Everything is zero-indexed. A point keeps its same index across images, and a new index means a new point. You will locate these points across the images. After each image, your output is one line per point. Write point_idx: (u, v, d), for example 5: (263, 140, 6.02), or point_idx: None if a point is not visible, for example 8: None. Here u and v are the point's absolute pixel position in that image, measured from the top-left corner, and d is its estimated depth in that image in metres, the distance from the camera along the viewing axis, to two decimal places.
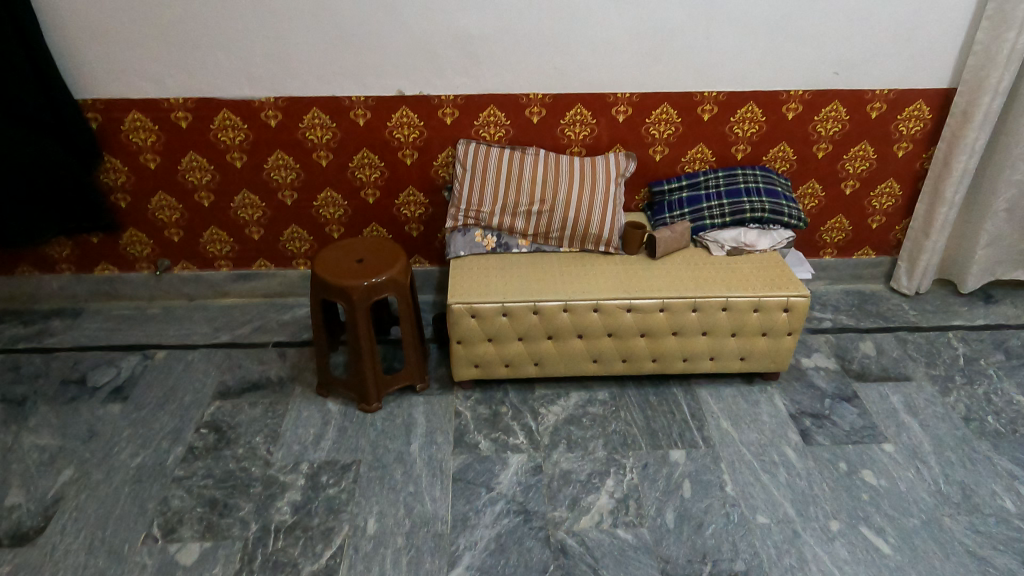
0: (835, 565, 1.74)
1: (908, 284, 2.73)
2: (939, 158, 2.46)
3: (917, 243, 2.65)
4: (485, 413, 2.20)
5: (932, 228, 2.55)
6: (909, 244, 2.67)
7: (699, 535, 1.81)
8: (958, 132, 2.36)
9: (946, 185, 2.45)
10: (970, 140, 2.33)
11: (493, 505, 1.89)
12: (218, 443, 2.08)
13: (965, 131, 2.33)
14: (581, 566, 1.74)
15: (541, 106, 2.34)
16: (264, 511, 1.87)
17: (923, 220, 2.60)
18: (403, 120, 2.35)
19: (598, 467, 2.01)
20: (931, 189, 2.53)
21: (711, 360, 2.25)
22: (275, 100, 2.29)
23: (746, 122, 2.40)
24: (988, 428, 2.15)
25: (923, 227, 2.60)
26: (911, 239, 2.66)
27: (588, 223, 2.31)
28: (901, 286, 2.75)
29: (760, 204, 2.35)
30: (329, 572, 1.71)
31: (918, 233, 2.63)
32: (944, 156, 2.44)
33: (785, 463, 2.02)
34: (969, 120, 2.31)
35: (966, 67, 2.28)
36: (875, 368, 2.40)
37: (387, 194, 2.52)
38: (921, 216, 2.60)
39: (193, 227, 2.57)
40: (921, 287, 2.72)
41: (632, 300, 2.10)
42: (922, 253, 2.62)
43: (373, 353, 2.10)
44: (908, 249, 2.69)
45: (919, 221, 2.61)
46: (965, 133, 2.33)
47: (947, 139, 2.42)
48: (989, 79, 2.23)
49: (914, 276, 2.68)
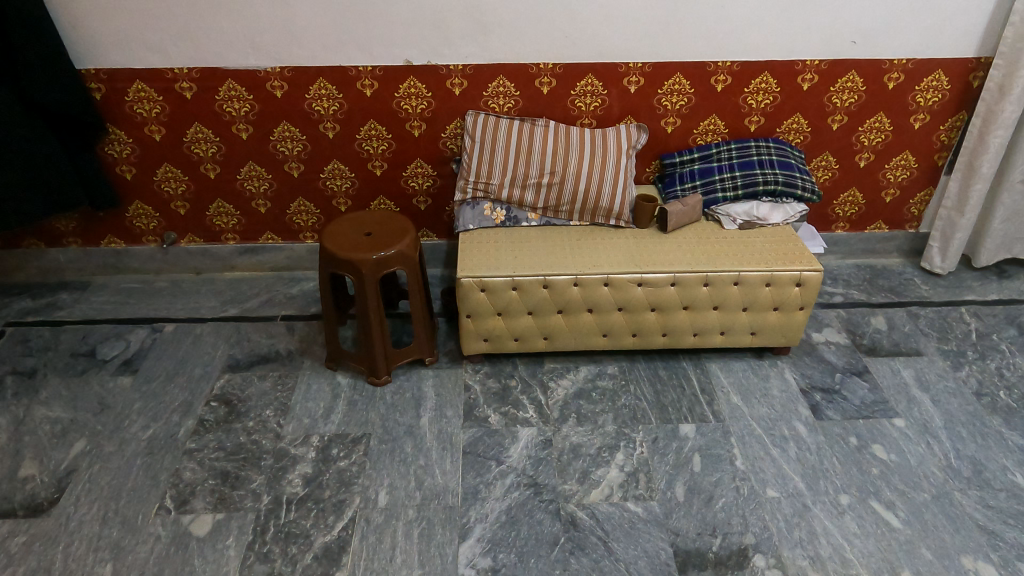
0: (844, 538, 1.75)
1: (941, 263, 2.67)
2: (973, 134, 2.40)
3: (949, 222, 2.59)
4: (495, 386, 2.20)
5: (966, 207, 2.50)
6: (942, 223, 2.61)
7: (709, 508, 1.82)
8: (995, 106, 2.30)
9: (981, 160, 2.40)
10: (1008, 114, 2.28)
11: (503, 479, 1.89)
12: (228, 416, 2.08)
13: (1002, 105, 2.27)
14: (591, 539, 1.74)
15: (551, 76, 2.29)
16: (275, 483, 1.88)
17: (954, 198, 2.54)
18: (411, 91, 2.31)
19: (607, 441, 2.01)
20: (963, 166, 2.47)
21: (722, 335, 2.23)
22: (281, 70, 2.25)
23: (760, 93, 2.36)
24: (999, 403, 2.14)
25: (955, 205, 2.55)
26: (943, 219, 2.60)
27: (598, 196, 2.28)
28: (934, 265, 2.69)
29: (773, 176, 2.32)
30: (341, 543, 1.72)
31: (950, 212, 2.57)
32: (979, 131, 2.38)
33: (795, 438, 2.02)
34: (1006, 93, 2.26)
35: (1003, 38, 2.22)
36: (886, 343, 2.38)
37: (394, 166, 2.49)
38: (953, 195, 2.54)
39: (199, 199, 2.55)
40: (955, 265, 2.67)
41: (644, 274, 2.08)
42: (956, 232, 2.57)
43: (382, 326, 2.10)
44: (940, 229, 2.63)
45: (951, 200, 2.55)
46: (1002, 107, 2.28)
47: (981, 115, 2.36)
48: None
49: (948, 256, 2.63)
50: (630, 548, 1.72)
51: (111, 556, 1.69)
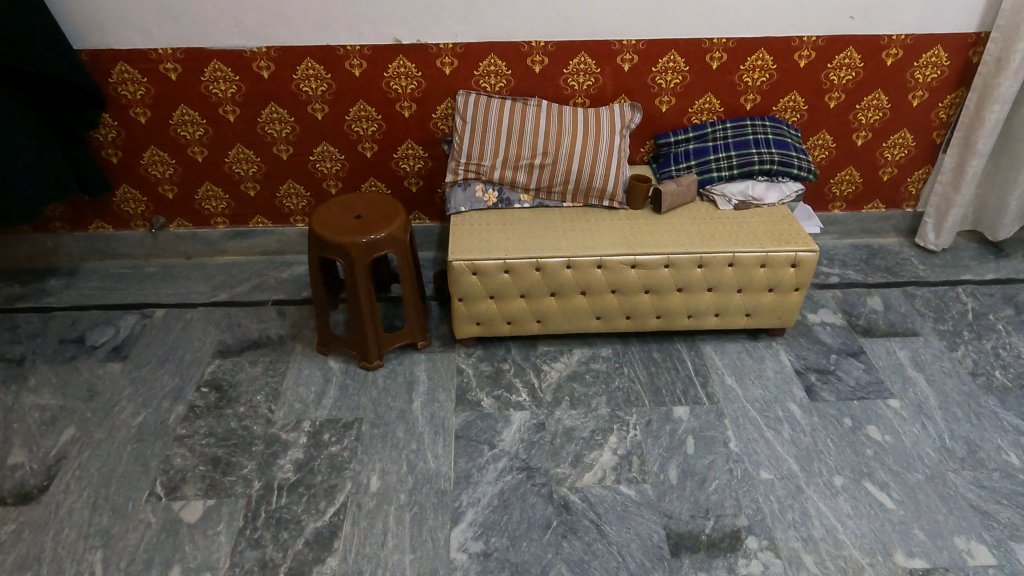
0: (837, 519, 1.74)
1: (936, 240, 2.65)
2: (971, 109, 2.36)
3: (945, 198, 2.56)
4: (488, 369, 2.18)
5: (962, 182, 2.46)
6: (938, 199, 2.58)
7: (702, 491, 1.81)
8: (992, 80, 2.26)
9: (978, 136, 2.36)
10: (1005, 88, 2.24)
11: (496, 463, 1.88)
12: (219, 402, 2.07)
13: (999, 79, 2.23)
14: (584, 522, 1.73)
15: (543, 54, 2.25)
16: (266, 469, 1.87)
17: (951, 174, 2.51)
18: (400, 70, 2.27)
19: (601, 424, 2.00)
20: (960, 141, 2.44)
21: (717, 317, 2.21)
22: (267, 50, 2.21)
23: (756, 70, 2.32)
24: (995, 383, 2.13)
25: (951, 180, 2.52)
26: (940, 194, 2.57)
27: (592, 176, 2.24)
28: (929, 242, 2.67)
29: (769, 156, 2.29)
30: (332, 529, 1.72)
31: (946, 187, 2.54)
32: (976, 106, 2.34)
33: (789, 419, 2.01)
34: (1003, 67, 2.21)
35: (1001, 11, 2.17)
36: (883, 323, 2.36)
37: (385, 147, 2.45)
38: (949, 170, 2.51)
39: (187, 183, 2.51)
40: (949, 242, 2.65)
41: (637, 256, 2.06)
42: (952, 208, 2.54)
43: (373, 310, 2.08)
44: (936, 205, 2.60)
45: (947, 175, 2.52)
46: (999, 81, 2.24)
47: (979, 89, 2.32)
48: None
49: (943, 232, 2.60)
50: (622, 531, 1.71)
51: (101, 543, 1.68)
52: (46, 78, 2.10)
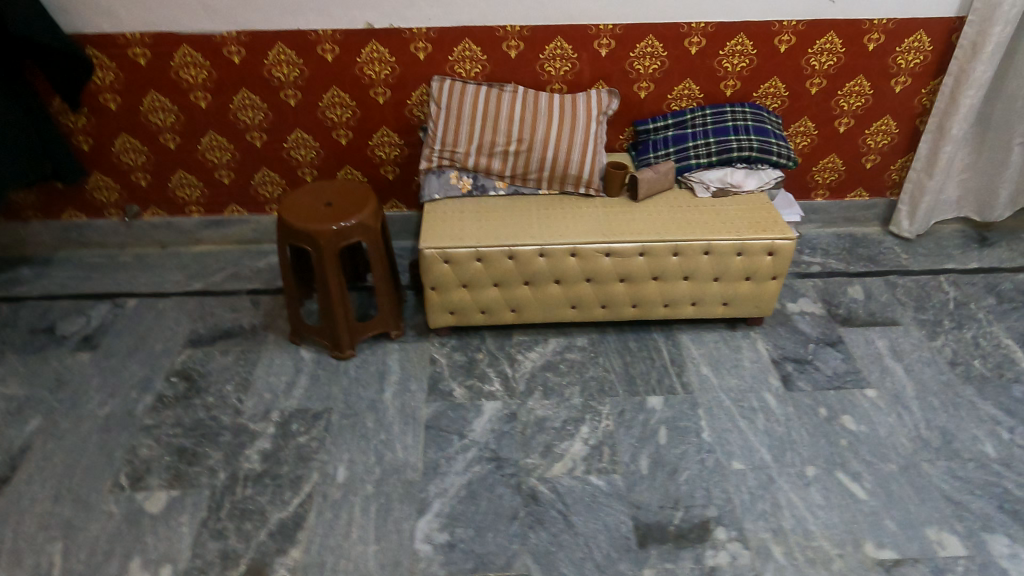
0: (808, 510, 1.72)
1: (909, 227, 2.63)
2: (945, 94, 2.33)
3: (918, 184, 2.53)
4: (461, 359, 2.16)
5: (936, 169, 2.44)
6: (911, 185, 2.55)
7: (672, 481, 1.79)
8: (966, 65, 2.23)
9: (951, 121, 2.33)
10: (979, 73, 2.21)
11: (465, 453, 1.86)
12: (188, 392, 2.04)
13: (974, 64, 2.20)
14: (552, 513, 1.71)
15: (519, 39, 2.21)
16: (232, 459, 1.85)
17: (925, 160, 2.48)
18: (373, 55, 2.23)
19: (573, 414, 1.98)
20: (935, 127, 2.41)
21: (693, 306, 2.18)
22: (237, 35, 2.17)
23: (736, 56, 2.28)
24: (974, 372, 2.11)
25: (925, 167, 2.49)
26: (913, 180, 2.54)
27: (567, 163, 2.20)
28: (902, 230, 2.65)
29: (748, 142, 2.25)
30: (297, 520, 1.70)
31: (920, 173, 2.51)
32: (950, 91, 2.31)
33: (764, 409, 1.99)
34: (978, 51, 2.18)
35: None
36: (863, 313, 2.33)
37: (359, 135, 2.41)
38: (924, 156, 2.47)
39: (160, 171, 2.47)
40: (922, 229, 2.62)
41: (611, 244, 2.03)
42: (925, 195, 2.51)
43: (343, 299, 2.05)
44: (909, 192, 2.57)
45: (921, 161, 2.49)
46: (974, 66, 2.21)
47: (954, 74, 2.28)
48: (999, 8, 2.09)
49: (915, 218, 2.58)
50: (590, 522, 1.69)
51: (61, 534, 1.66)
52: (16, 39, 2.00)
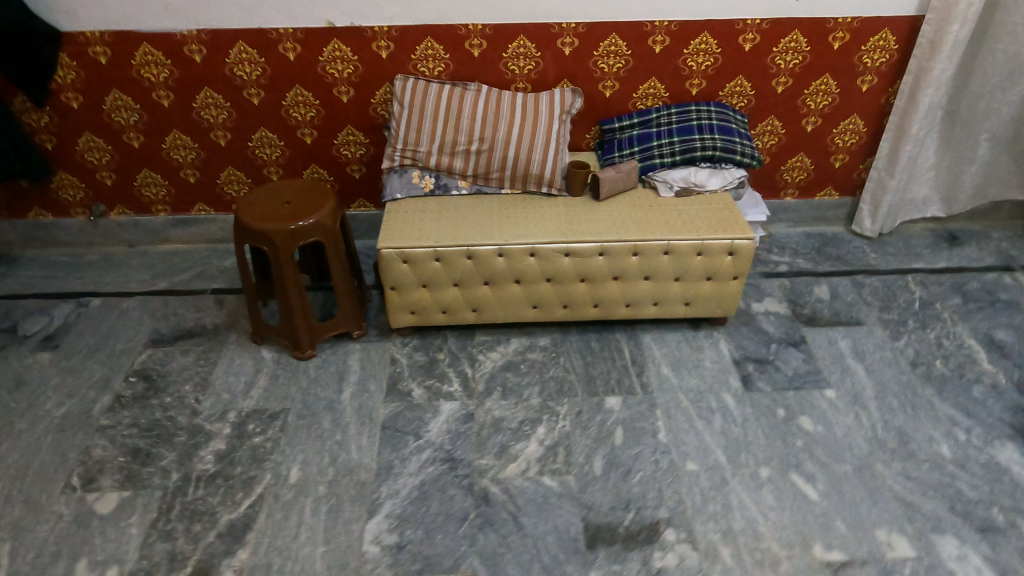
0: (759, 512, 1.72)
1: (871, 226, 2.62)
2: (904, 93, 2.32)
3: (879, 183, 2.52)
4: (422, 359, 2.15)
5: (897, 168, 2.42)
6: (872, 184, 2.54)
7: (625, 482, 1.79)
8: (926, 63, 2.22)
9: (911, 120, 2.32)
10: (938, 71, 2.21)
11: (419, 454, 1.86)
12: (146, 392, 2.04)
13: (933, 62, 2.20)
14: (502, 514, 1.71)
15: (481, 38, 2.20)
16: (186, 460, 1.84)
17: (886, 159, 2.47)
18: (335, 54, 2.21)
19: (530, 415, 1.97)
20: (895, 126, 2.40)
21: (655, 306, 2.18)
22: (198, 33, 2.15)
23: (701, 54, 2.26)
24: (934, 372, 2.10)
25: (886, 166, 2.47)
26: (874, 179, 2.53)
27: (529, 162, 2.19)
28: (864, 229, 2.64)
29: (712, 142, 2.24)
30: (246, 521, 1.70)
31: (881, 172, 2.50)
32: (910, 90, 2.30)
33: (722, 410, 1.98)
34: (937, 50, 2.18)
35: None
36: (827, 312, 2.33)
37: (324, 134, 2.40)
38: (884, 155, 2.46)
39: (125, 170, 2.46)
40: (885, 229, 2.61)
41: (570, 244, 2.02)
42: (886, 194, 2.50)
43: (302, 300, 2.04)
44: (870, 191, 2.56)
45: (882, 160, 2.48)
46: (933, 64, 2.20)
47: (913, 73, 2.28)
48: (957, 6, 2.09)
49: (877, 217, 2.57)
50: (540, 523, 1.69)
51: (10, 536, 1.66)
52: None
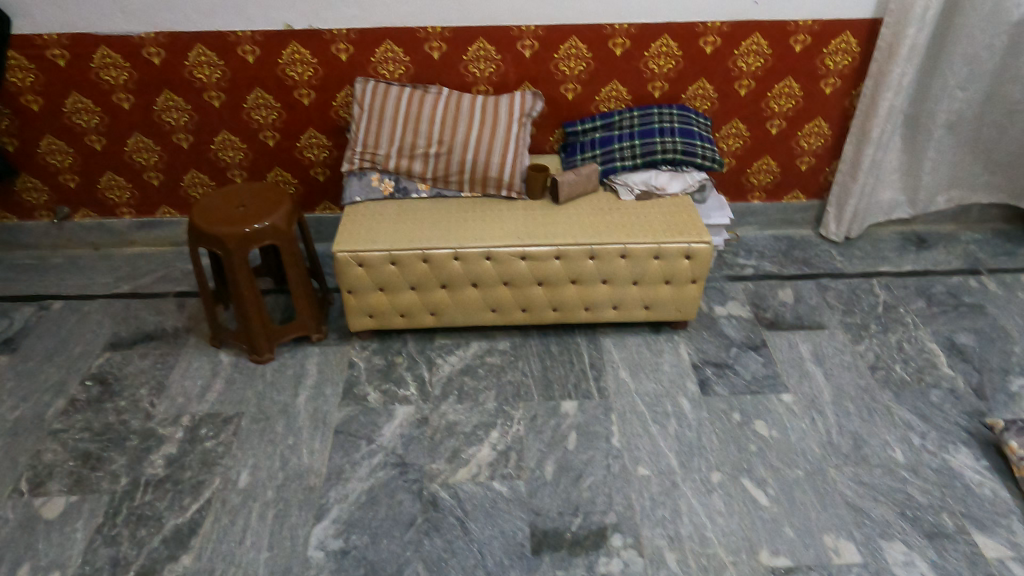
0: (707, 517, 1.71)
1: (837, 230, 2.61)
2: (866, 96, 2.31)
3: (844, 187, 2.51)
4: (380, 363, 2.14)
5: (860, 172, 2.41)
6: (838, 187, 2.53)
7: (575, 487, 1.78)
8: (885, 67, 2.21)
9: (872, 124, 2.31)
10: (896, 75, 2.20)
11: (371, 458, 1.85)
12: (101, 395, 2.04)
13: (891, 66, 2.18)
14: (449, 520, 1.70)
15: (441, 41, 2.19)
16: (136, 464, 1.84)
17: (849, 163, 2.46)
18: (295, 57, 2.21)
19: (485, 419, 1.96)
20: (857, 130, 2.39)
21: (615, 309, 2.17)
22: (155, 36, 2.15)
23: (662, 57, 2.26)
24: (893, 376, 2.10)
25: (850, 170, 2.46)
26: (839, 183, 2.52)
27: (488, 165, 2.19)
28: (830, 233, 2.63)
29: (672, 145, 2.23)
30: (192, 526, 1.69)
31: (845, 176, 2.49)
32: (871, 93, 2.29)
33: (677, 414, 1.97)
34: (895, 53, 2.17)
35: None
36: (790, 316, 2.32)
37: (286, 136, 2.40)
38: (848, 159, 2.45)
39: (88, 172, 2.46)
40: (851, 233, 2.60)
41: (526, 247, 2.01)
42: (850, 197, 2.49)
43: (257, 303, 2.04)
44: (836, 194, 2.55)
45: (846, 164, 2.47)
46: (891, 68, 2.19)
47: (873, 76, 2.27)
48: (913, 9, 2.08)
49: (842, 221, 2.57)
50: (486, 528, 1.69)
51: None
52: None
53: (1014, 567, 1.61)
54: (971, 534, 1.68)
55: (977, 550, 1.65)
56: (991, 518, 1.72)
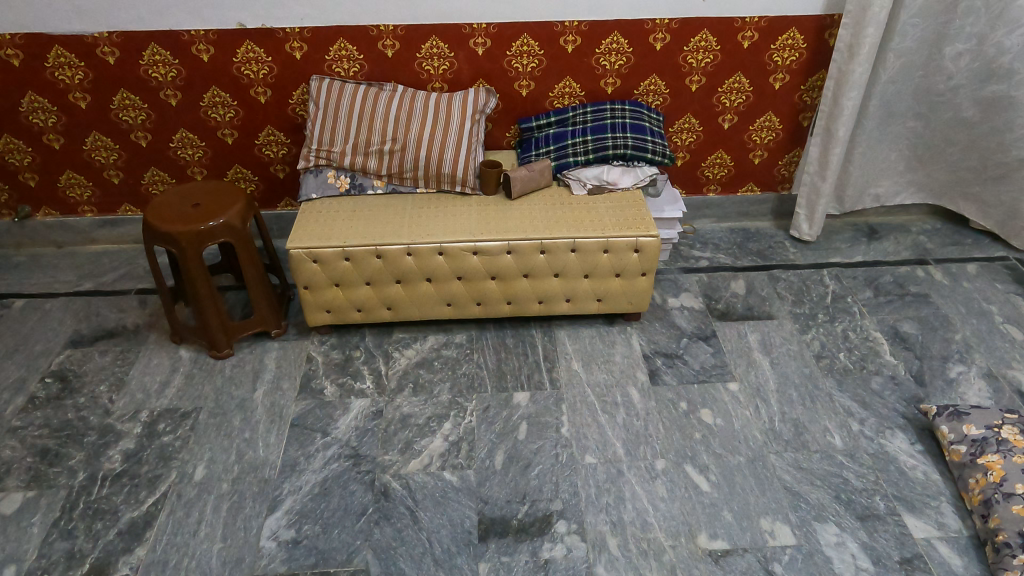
0: (650, 503, 1.77)
1: (809, 230, 2.62)
2: (828, 97, 2.33)
3: (813, 188, 2.52)
4: (338, 358, 2.18)
5: (828, 171, 2.44)
6: (806, 188, 2.54)
7: (523, 476, 1.83)
8: (845, 67, 2.24)
9: (837, 124, 2.34)
10: (858, 74, 2.22)
11: (325, 450, 1.90)
12: (60, 393, 2.06)
13: (851, 66, 2.21)
14: (399, 509, 1.75)
15: (394, 38, 2.22)
16: (94, 460, 1.87)
17: (815, 164, 2.47)
18: (249, 55, 2.23)
19: (438, 411, 2.01)
20: (822, 131, 2.40)
21: (568, 302, 2.22)
22: (109, 35, 2.16)
23: (613, 54, 2.30)
24: (837, 365, 2.16)
25: (817, 170, 2.48)
26: (807, 184, 2.53)
27: (442, 162, 2.22)
28: (803, 234, 2.64)
29: (623, 140, 2.28)
30: (147, 518, 1.73)
31: (813, 178, 2.50)
32: (834, 94, 2.31)
33: (626, 404, 2.03)
34: (855, 54, 2.19)
35: None
36: (740, 307, 2.38)
37: (245, 134, 2.42)
38: (815, 159, 2.47)
39: (48, 171, 2.47)
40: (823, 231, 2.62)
41: (477, 242, 2.06)
42: (821, 198, 2.51)
43: (214, 300, 2.06)
44: (805, 196, 2.56)
45: (812, 165, 2.48)
46: (853, 68, 2.21)
47: (834, 77, 2.29)
48: (870, 10, 2.10)
49: (815, 222, 2.58)
50: (435, 517, 1.74)
51: None
52: None
53: (940, 547, 1.68)
54: (901, 515, 1.75)
55: (906, 530, 1.72)
56: (921, 500, 1.79)
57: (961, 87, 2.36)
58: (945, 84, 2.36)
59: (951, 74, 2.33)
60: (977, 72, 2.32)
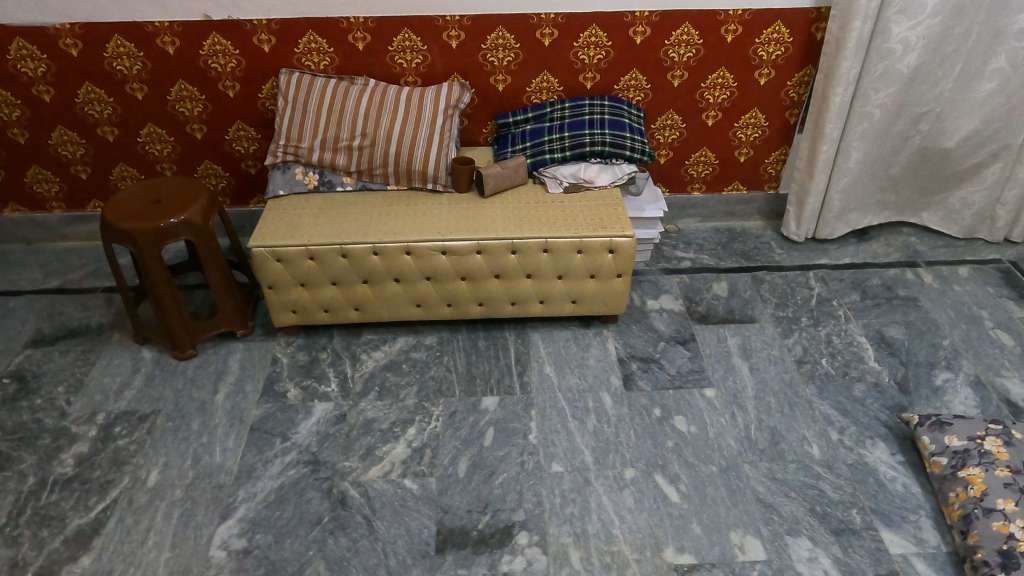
0: (616, 513, 1.70)
1: (798, 230, 2.54)
2: (817, 91, 2.25)
3: (803, 186, 2.45)
4: (303, 359, 2.13)
5: (817, 167, 2.35)
6: (796, 186, 2.47)
7: (487, 484, 1.77)
8: (833, 60, 2.15)
9: (824, 120, 2.26)
10: (845, 70, 2.14)
11: (284, 456, 1.84)
12: (17, 394, 2.01)
13: (839, 60, 2.13)
14: (356, 518, 1.69)
15: (365, 31, 2.15)
16: (45, 464, 1.82)
17: (805, 160, 2.40)
18: (216, 48, 2.17)
19: (403, 416, 1.95)
20: (812, 124, 2.32)
21: (542, 304, 2.15)
22: (71, 27, 2.10)
23: (591, 47, 2.22)
24: (819, 370, 2.09)
25: (806, 167, 2.40)
26: (798, 182, 2.46)
27: (412, 159, 2.15)
28: (791, 233, 2.56)
29: (601, 137, 2.20)
30: (95, 526, 1.67)
31: (801, 174, 2.44)
32: (822, 89, 2.23)
33: (597, 410, 1.96)
34: (842, 48, 2.10)
35: None
36: (721, 310, 2.31)
37: (214, 129, 2.36)
38: (804, 155, 2.39)
39: (13, 166, 2.42)
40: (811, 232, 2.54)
41: (446, 242, 1.99)
42: (809, 197, 2.44)
43: (176, 300, 2.01)
44: (795, 194, 2.49)
45: (802, 161, 2.41)
46: (839, 62, 2.13)
47: (824, 71, 2.20)
48: (858, 3, 2.01)
49: (803, 220, 2.50)
50: (392, 527, 1.67)
51: None
52: None
53: (916, 563, 1.61)
54: (878, 530, 1.68)
55: (882, 546, 1.64)
56: (900, 514, 1.71)
57: (946, 92, 2.24)
58: (931, 93, 2.24)
59: (937, 80, 2.21)
60: (961, 76, 2.21)
